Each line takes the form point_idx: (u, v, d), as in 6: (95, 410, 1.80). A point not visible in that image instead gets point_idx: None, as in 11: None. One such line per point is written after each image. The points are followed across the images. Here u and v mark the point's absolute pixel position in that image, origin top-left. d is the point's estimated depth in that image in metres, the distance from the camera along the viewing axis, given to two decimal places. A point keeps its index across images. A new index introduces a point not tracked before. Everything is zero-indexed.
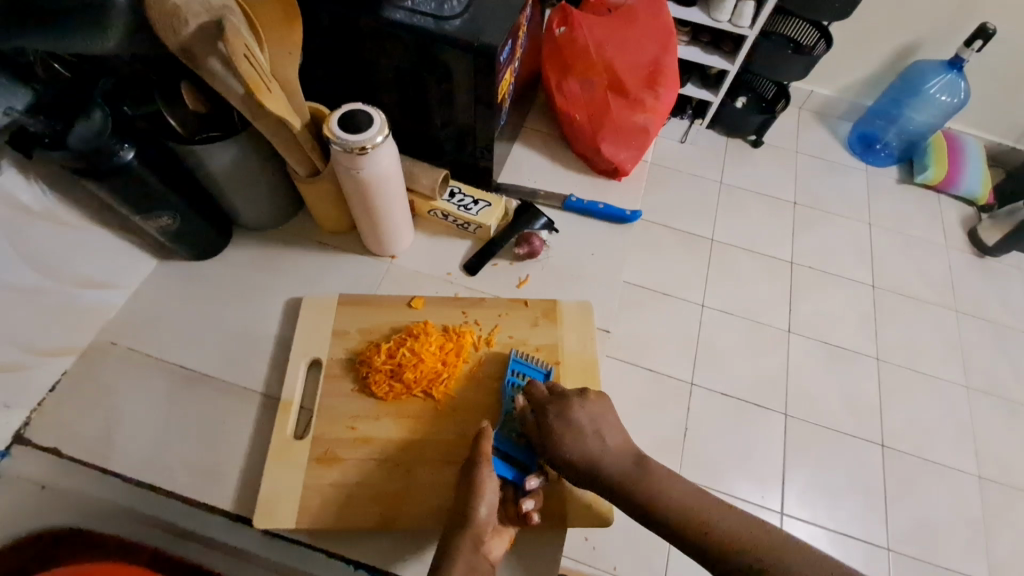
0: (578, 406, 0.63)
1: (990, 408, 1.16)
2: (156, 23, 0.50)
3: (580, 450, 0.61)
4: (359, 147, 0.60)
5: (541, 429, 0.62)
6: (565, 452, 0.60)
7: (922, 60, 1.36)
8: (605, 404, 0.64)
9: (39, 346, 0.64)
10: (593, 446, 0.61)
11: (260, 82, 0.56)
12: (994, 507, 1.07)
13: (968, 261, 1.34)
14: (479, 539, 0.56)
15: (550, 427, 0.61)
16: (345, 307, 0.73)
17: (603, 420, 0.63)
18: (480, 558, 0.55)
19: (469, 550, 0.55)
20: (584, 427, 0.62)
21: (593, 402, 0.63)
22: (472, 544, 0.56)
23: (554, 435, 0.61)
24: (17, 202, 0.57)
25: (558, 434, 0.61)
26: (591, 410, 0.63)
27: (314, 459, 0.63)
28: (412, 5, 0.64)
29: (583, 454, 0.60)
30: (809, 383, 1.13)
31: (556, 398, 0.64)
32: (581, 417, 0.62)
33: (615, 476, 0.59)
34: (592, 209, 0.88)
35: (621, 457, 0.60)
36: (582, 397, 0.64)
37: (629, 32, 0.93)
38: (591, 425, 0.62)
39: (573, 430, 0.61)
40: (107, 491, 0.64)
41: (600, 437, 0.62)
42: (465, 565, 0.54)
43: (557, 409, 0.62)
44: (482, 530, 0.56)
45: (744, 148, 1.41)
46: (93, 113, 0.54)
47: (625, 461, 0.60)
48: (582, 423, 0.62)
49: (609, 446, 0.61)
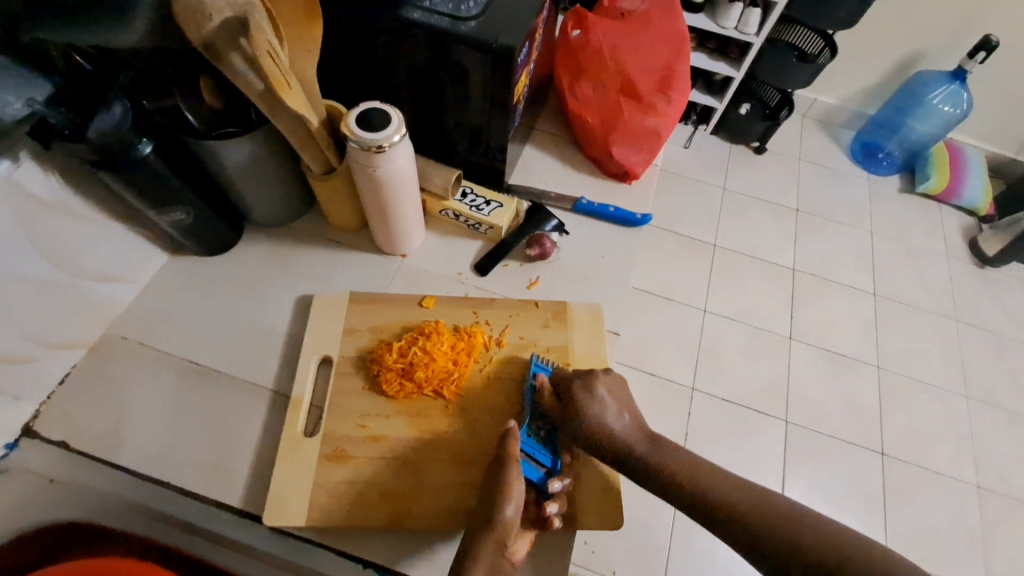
0: (601, 380, 0.65)
1: (989, 418, 1.17)
2: (181, 18, 0.50)
3: (601, 423, 0.63)
4: (376, 145, 0.60)
5: (565, 404, 0.64)
6: (587, 426, 0.63)
7: (924, 71, 1.37)
8: (621, 379, 0.66)
9: (50, 339, 0.64)
10: (613, 421, 0.63)
11: (281, 79, 0.56)
12: (993, 517, 1.07)
13: (969, 271, 1.35)
14: (503, 541, 0.57)
15: (574, 399, 0.64)
16: (356, 304, 0.73)
17: (622, 397, 0.65)
18: (503, 561, 0.57)
19: (491, 551, 0.56)
20: (605, 401, 0.64)
21: (613, 376, 0.66)
22: (494, 545, 0.56)
23: (577, 409, 0.63)
24: (31, 195, 0.57)
25: (582, 407, 0.63)
26: (612, 387, 0.65)
27: (325, 456, 0.63)
28: (430, 5, 0.64)
29: (602, 428, 0.63)
30: (810, 390, 1.14)
31: (579, 375, 0.65)
32: (603, 392, 0.64)
33: (633, 451, 0.62)
34: (602, 212, 0.88)
35: (638, 434, 0.64)
36: (604, 373, 0.66)
37: (641, 35, 0.95)
38: (611, 400, 0.64)
39: (596, 403, 0.63)
40: (114, 486, 0.65)
41: (619, 414, 0.64)
42: (486, 566, 0.56)
43: (580, 384, 0.64)
44: (506, 532, 0.57)
45: (747, 155, 1.42)
46: (113, 106, 0.54)
47: (641, 439, 0.63)
48: (603, 398, 0.64)
49: (628, 423, 0.64)
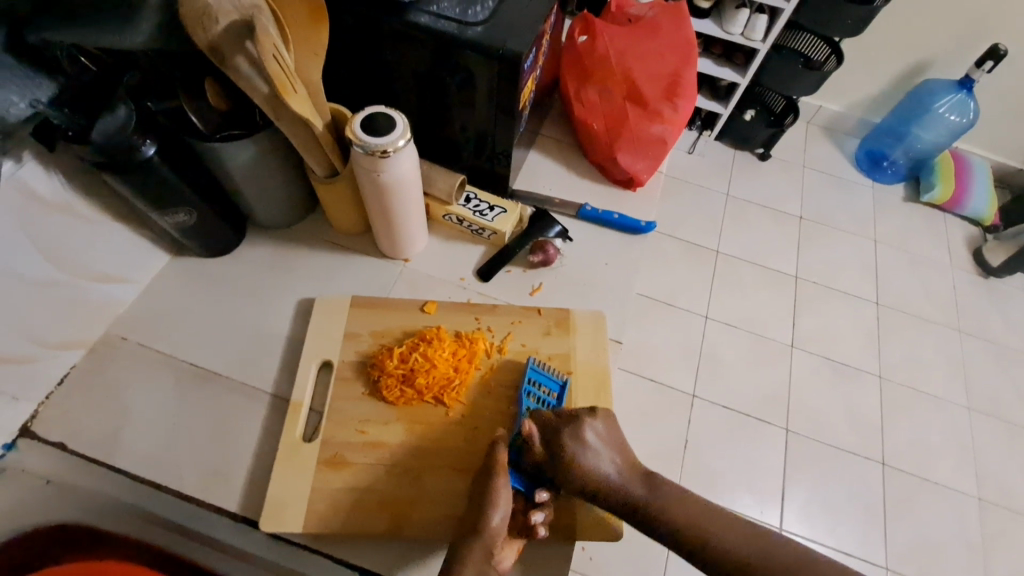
0: (587, 427, 0.62)
1: (990, 429, 1.16)
2: (185, 19, 0.50)
3: (592, 471, 0.60)
4: (381, 150, 0.60)
5: (554, 455, 0.61)
6: (579, 475, 0.60)
7: (930, 80, 1.36)
8: (611, 420, 0.64)
9: (49, 340, 0.64)
10: (604, 468, 0.61)
11: (286, 82, 0.56)
12: (994, 530, 1.07)
13: (972, 281, 1.34)
14: (492, 548, 0.56)
15: (564, 448, 0.60)
16: (357, 308, 0.72)
17: (610, 439, 0.63)
18: (490, 567, 0.56)
19: (480, 560, 0.55)
20: (595, 446, 0.61)
21: (601, 420, 0.63)
22: (482, 553, 0.55)
23: (568, 459, 0.60)
24: (35, 194, 0.57)
25: (574, 457, 0.60)
26: (600, 431, 0.63)
27: (323, 462, 0.63)
28: (437, 8, 0.64)
29: (595, 477, 0.60)
30: (811, 398, 1.13)
31: (565, 421, 0.62)
32: (591, 438, 0.62)
33: (629, 497, 0.60)
34: (606, 219, 0.88)
35: (630, 475, 0.61)
36: (592, 416, 0.63)
37: (650, 41, 0.94)
38: (601, 444, 0.62)
39: (586, 451, 0.61)
40: (110, 487, 0.64)
41: (610, 459, 0.62)
42: (475, 569, 0.55)
43: (569, 429, 0.61)
44: (493, 539, 0.56)
45: (752, 161, 1.41)
46: (117, 108, 0.54)
47: (634, 480, 0.61)
48: (592, 444, 0.62)
49: (619, 467, 0.62)
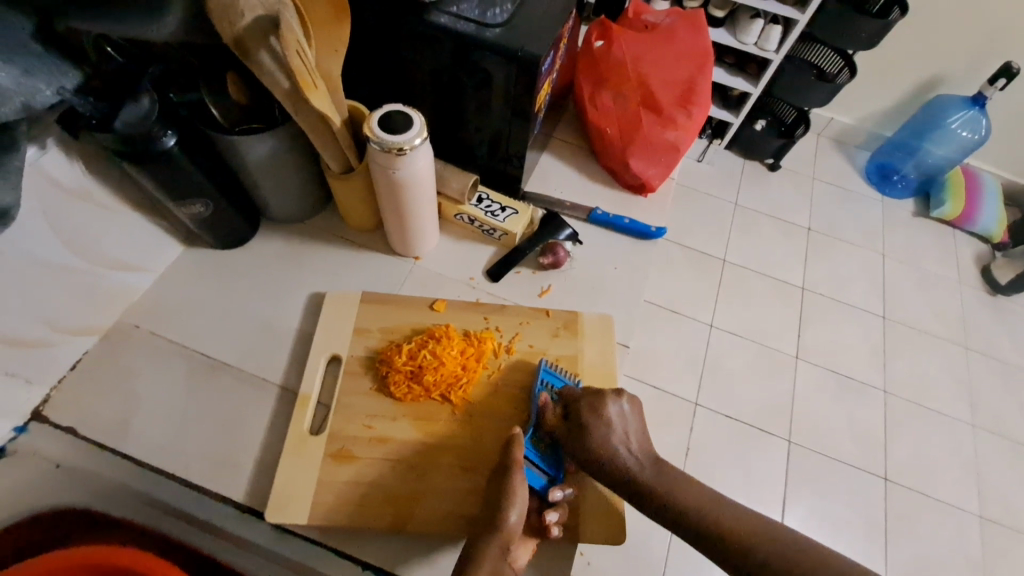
0: (608, 406, 0.64)
1: (995, 448, 1.15)
2: (213, 13, 0.50)
3: (608, 449, 0.62)
4: (397, 148, 0.60)
5: (572, 427, 0.64)
6: (593, 448, 0.62)
7: (944, 95, 1.36)
8: (632, 404, 0.66)
9: (64, 325, 0.65)
10: (619, 448, 0.63)
11: (307, 77, 0.57)
12: (995, 550, 1.05)
13: (980, 298, 1.34)
14: (507, 547, 0.56)
15: (583, 421, 0.63)
16: (367, 305, 0.73)
17: (633, 420, 0.65)
18: (505, 566, 0.56)
19: (496, 558, 0.56)
20: (613, 422, 0.64)
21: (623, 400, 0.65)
22: (499, 550, 0.56)
23: (586, 431, 0.63)
24: (56, 181, 0.58)
25: (589, 428, 0.63)
26: (619, 409, 0.65)
27: (330, 455, 0.63)
28: (457, 9, 0.65)
29: (613, 453, 0.62)
30: (816, 411, 1.11)
31: (588, 394, 0.65)
32: (611, 415, 0.64)
33: (640, 477, 0.61)
34: (616, 223, 0.88)
35: (645, 460, 0.63)
36: (616, 396, 0.66)
37: (667, 48, 0.94)
38: (620, 422, 0.64)
39: (603, 424, 0.63)
40: (119, 474, 0.64)
41: (627, 439, 0.64)
42: (491, 568, 0.55)
43: (590, 404, 0.64)
44: (509, 539, 0.57)
45: (761, 171, 1.41)
46: (141, 97, 0.55)
47: (647, 463, 0.63)
48: (612, 419, 0.64)
49: (636, 448, 0.64)
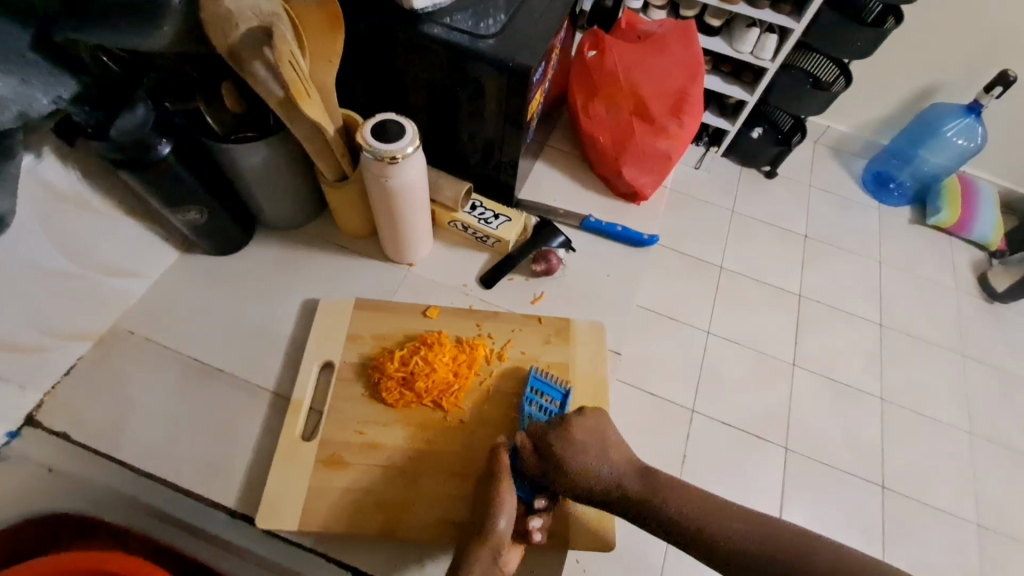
0: (575, 422, 0.64)
1: (993, 456, 1.15)
2: (208, 25, 0.52)
3: (585, 471, 0.61)
4: (389, 157, 0.61)
5: (546, 463, 0.61)
6: (571, 479, 0.61)
7: (939, 104, 1.37)
8: (602, 418, 0.66)
9: (59, 331, 0.65)
10: (595, 467, 0.61)
11: (301, 87, 0.57)
12: (992, 558, 1.05)
13: (977, 305, 1.34)
14: (498, 551, 0.56)
15: (553, 453, 0.61)
16: (360, 310, 0.73)
17: (601, 432, 0.64)
18: (497, 568, 0.56)
19: (488, 561, 0.56)
20: (584, 445, 0.62)
21: (589, 418, 0.65)
22: (490, 556, 0.56)
23: (561, 464, 0.61)
24: (52, 190, 0.58)
25: (563, 459, 0.61)
26: (586, 428, 0.64)
27: (322, 461, 0.63)
28: (450, 21, 0.65)
29: (590, 476, 0.61)
30: (813, 418, 1.11)
31: (554, 425, 0.63)
32: (582, 435, 0.63)
33: (624, 490, 0.61)
34: (610, 231, 0.89)
35: (625, 470, 0.62)
36: (580, 415, 0.65)
37: (658, 57, 0.94)
38: (590, 443, 0.63)
39: (575, 450, 0.62)
40: (110, 479, 0.65)
41: (603, 453, 0.63)
42: (482, 570, 0.55)
43: (557, 434, 0.62)
44: (500, 542, 0.57)
45: (758, 178, 1.41)
46: (137, 108, 0.56)
47: (627, 475, 0.62)
48: (582, 442, 0.62)
49: (612, 461, 0.63)
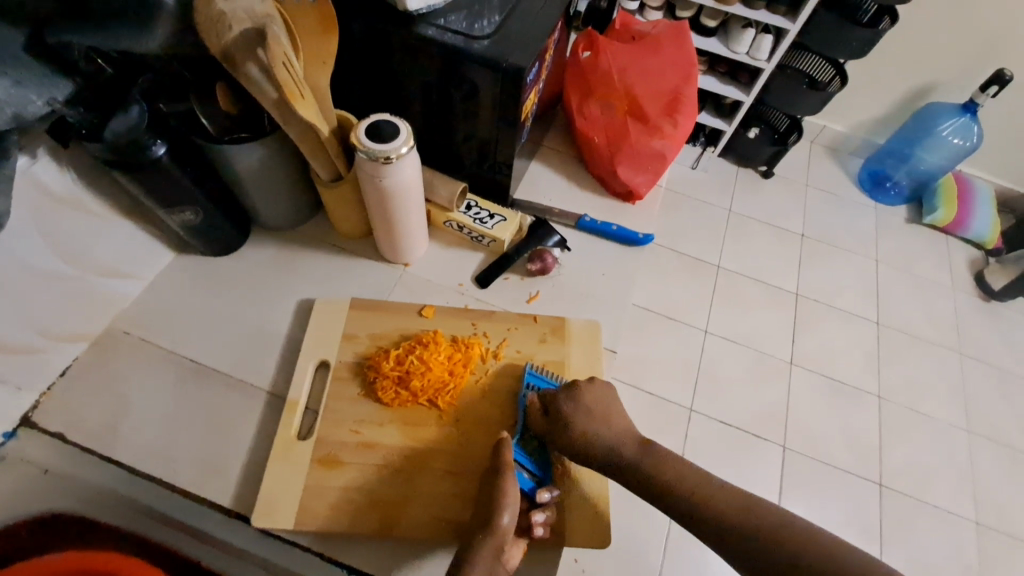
0: (584, 386, 0.66)
1: (991, 453, 1.15)
2: (201, 27, 0.52)
3: (590, 437, 0.63)
4: (384, 156, 0.61)
5: (552, 423, 0.65)
6: (575, 442, 0.63)
7: (934, 103, 1.38)
8: (606, 389, 0.68)
9: (54, 332, 0.65)
10: (601, 433, 0.64)
11: (294, 88, 0.57)
12: (991, 556, 1.05)
13: (974, 303, 1.34)
14: (500, 548, 0.57)
15: (561, 413, 0.64)
16: (355, 310, 0.74)
17: (609, 400, 0.67)
18: (501, 565, 0.57)
19: (489, 559, 0.56)
20: (590, 411, 0.65)
21: (597, 385, 0.67)
22: (492, 552, 0.56)
23: (566, 424, 0.64)
24: (47, 191, 0.59)
25: (569, 418, 0.64)
26: (595, 395, 0.66)
27: (318, 460, 0.63)
28: (444, 22, 0.66)
29: (594, 440, 0.63)
30: (811, 417, 1.11)
31: (563, 388, 0.66)
32: (588, 400, 0.65)
33: (626, 457, 0.62)
34: (605, 230, 0.89)
35: (630, 440, 0.64)
36: (589, 383, 0.67)
37: (652, 57, 0.95)
38: (596, 409, 0.65)
39: (581, 414, 0.64)
40: (104, 480, 0.65)
41: (609, 421, 0.65)
42: (485, 569, 0.56)
43: (565, 396, 0.65)
44: (502, 540, 0.57)
45: (754, 178, 1.41)
46: (131, 107, 0.57)
47: (630, 443, 0.63)
48: (589, 408, 0.65)
49: (617, 430, 0.65)
